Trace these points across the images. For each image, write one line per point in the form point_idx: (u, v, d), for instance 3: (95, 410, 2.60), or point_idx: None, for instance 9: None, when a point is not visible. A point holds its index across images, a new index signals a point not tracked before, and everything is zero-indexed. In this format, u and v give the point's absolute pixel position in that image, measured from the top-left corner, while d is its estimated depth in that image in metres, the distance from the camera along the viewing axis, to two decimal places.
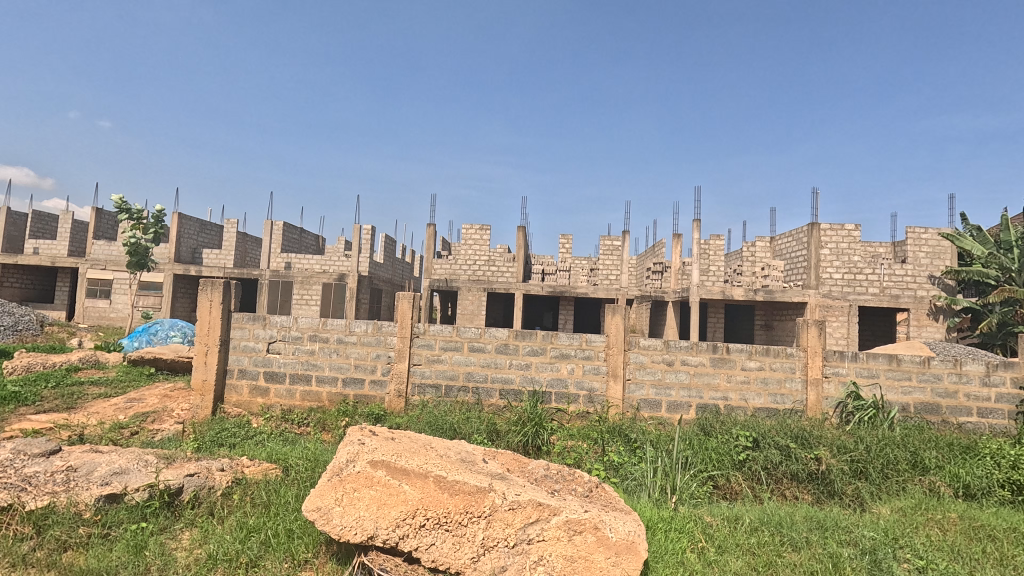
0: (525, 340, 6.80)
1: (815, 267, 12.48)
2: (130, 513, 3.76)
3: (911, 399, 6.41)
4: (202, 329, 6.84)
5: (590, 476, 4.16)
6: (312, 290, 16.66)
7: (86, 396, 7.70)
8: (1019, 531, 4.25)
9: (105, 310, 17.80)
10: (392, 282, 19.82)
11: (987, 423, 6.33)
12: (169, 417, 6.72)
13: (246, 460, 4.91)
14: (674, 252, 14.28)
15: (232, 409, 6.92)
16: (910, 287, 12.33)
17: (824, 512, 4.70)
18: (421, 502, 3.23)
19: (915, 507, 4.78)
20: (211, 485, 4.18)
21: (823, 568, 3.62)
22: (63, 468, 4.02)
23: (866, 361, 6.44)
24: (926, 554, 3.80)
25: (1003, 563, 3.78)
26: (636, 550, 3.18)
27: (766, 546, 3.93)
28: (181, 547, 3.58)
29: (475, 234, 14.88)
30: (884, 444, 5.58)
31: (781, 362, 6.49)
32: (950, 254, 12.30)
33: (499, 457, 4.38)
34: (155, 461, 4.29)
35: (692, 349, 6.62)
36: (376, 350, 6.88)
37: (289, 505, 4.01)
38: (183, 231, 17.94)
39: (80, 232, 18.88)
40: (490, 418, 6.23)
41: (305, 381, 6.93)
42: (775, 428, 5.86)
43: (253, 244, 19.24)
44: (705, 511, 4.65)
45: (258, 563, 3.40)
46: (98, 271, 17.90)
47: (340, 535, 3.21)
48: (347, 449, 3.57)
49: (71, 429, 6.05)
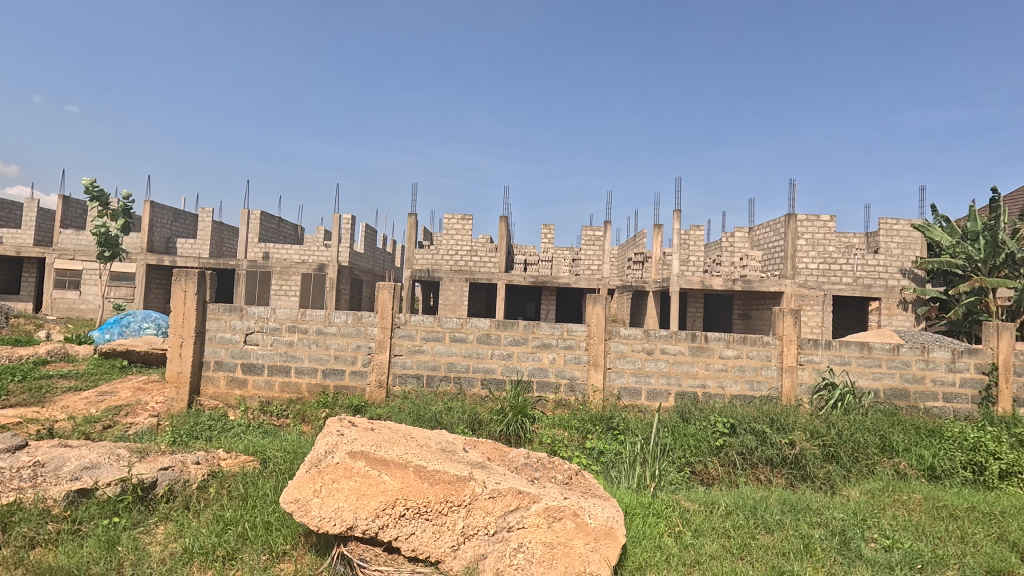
0: (507, 330, 6.80)
1: (792, 257, 12.72)
2: (101, 508, 3.67)
3: (881, 384, 6.60)
4: (177, 320, 6.67)
5: (570, 463, 4.18)
6: (291, 281, 16.44)
7: (54, 390, 7.47)
8: (980, 509, 4.43)
9: (75, 302, 17.27)
10: (373, 272, 19.63)
11: (952, 407, 6.56)
12: (143, 410, 6.56)
13: (221, 453, 4.81)
14: (655, 243, 14.39)
15: (208, 401, 6.80)
16: (882, 277, 12.71)
17: (797, 495, 4.83)
18: (400, 492, 3.22)
19: (882, 489, 4.95)
20: (187, 478, 4.12)
21: (796, 549, 3.72)
22: (30, 463, 3.89)
23: (839, 349, 6.60)
24: (892, 534, 3.95)
25: (964, 540, 3.94)
26: (616, 536, 3.24)
27: (741, 529, 4.02)
28: (155, 541, 3.53)
29: (457, 225, 14.76)
30: (854, 429, 5.74)
31: (758, 350, 6.62)
32: (920, 245, 12.73)
33: (479, 446, 4.39)
34: (126, 455, 4.20)
35: (671, 338, 6.70)
36: (356, 341, 6.81)
37: (267, 497, 3.97)
38: (155, 220, 17.42)
39: (46, 221, 18.21)
40: (472, 408, 6.22)
41: (284, 373, 6.84)
42: (751, 414, 6.00)
43: (229, 233, 18.81)
44: (683, 496, 4.74)
45: (235, 555, 3.38)
46: (67, 261, 17.33)
47: (319, 527, 3.18)
48: (326, 440, 3.54)
49: (39, 424, 5.88)
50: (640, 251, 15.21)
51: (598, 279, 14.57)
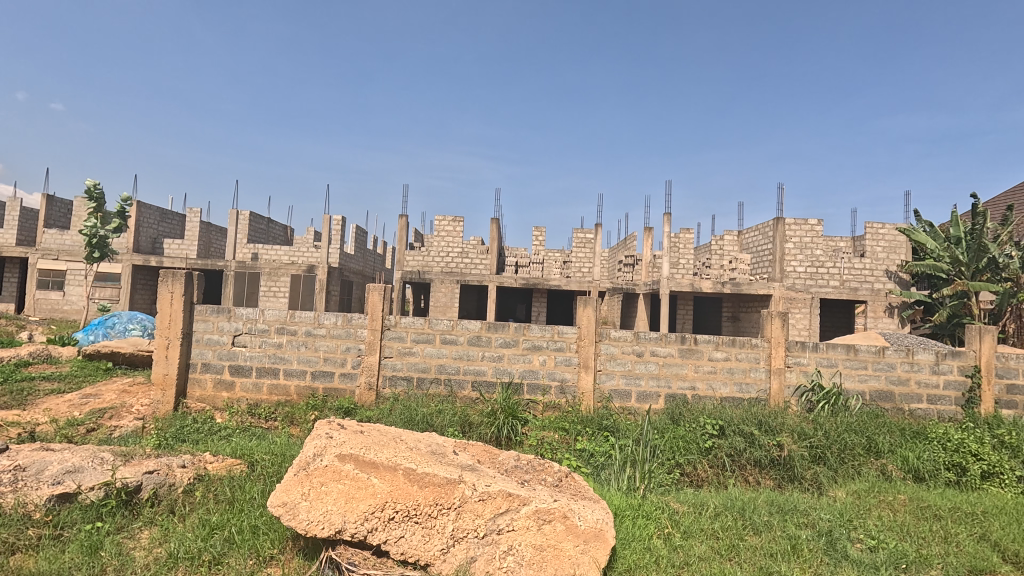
0: (497, 332, 6.80)
1: (780, 260, 12.85)
2: (84, 512, 3.61)
3: (867, 386, 6.68)
4: (163, 321, 6.59)
5: (560, 465, 4.19)
6: (280, 282, 16.27)
7: (37, 393, 7.33)
8: (963, 509, 4.49)
9: (58, 303, 16.99)
10: (363, 274, 19.53)
11: (936, 409, 6.65)
12: (128, 413, 6.45)
13: (208, 457, 4.74)
14: (646, 246, 14.46)
15: (194, 404, 6.71)
16: (868, 280, 12.89)
17: (785, 496, 4.89)
18: (390, 495, 3.20)
19: (868, 490, 5.01)
20: (172, 482, 4.05)
21: (783, 549, 3.75)
22: (10, 467, 3.82)
23: (826, 351, 6.67)
24: (878, 534, 4.00)
25: (947, 540, 4.00)
26: (605, 538, 3.24)
27: (730, 530, 4.06)
28: (139, 546, 3.47)
29: (448, 226, 14.72)
30: (841, 430, 5.81)
31: (747, 352, 6.68)
32: (904, 249, 12.96)
33: (470, 448, 4.38)
34: (111, 458, 4.14)
35: (661, 340, 6.74)
36: (346, 343, 6.77)
37: (254, 501, 3.93)
38: (142, 220, 17.20)
39: (29, 220, 17.89)
40: (463, 411, 6.20)
41: (272, 375, 6.77)
42: (740, 415, 6.04)
43: (217, 234, 18.61)
44: (673, 497, 4.77)
45: (222, 560, 3.34)
46: (51, 261, 17.06)
47: (307, 530, 3.15)
48: (315, 442, 3.51)
49: (21, 427, 5.77)
50: (630, 253, 15.30)
51: (588, 281, 14.57)
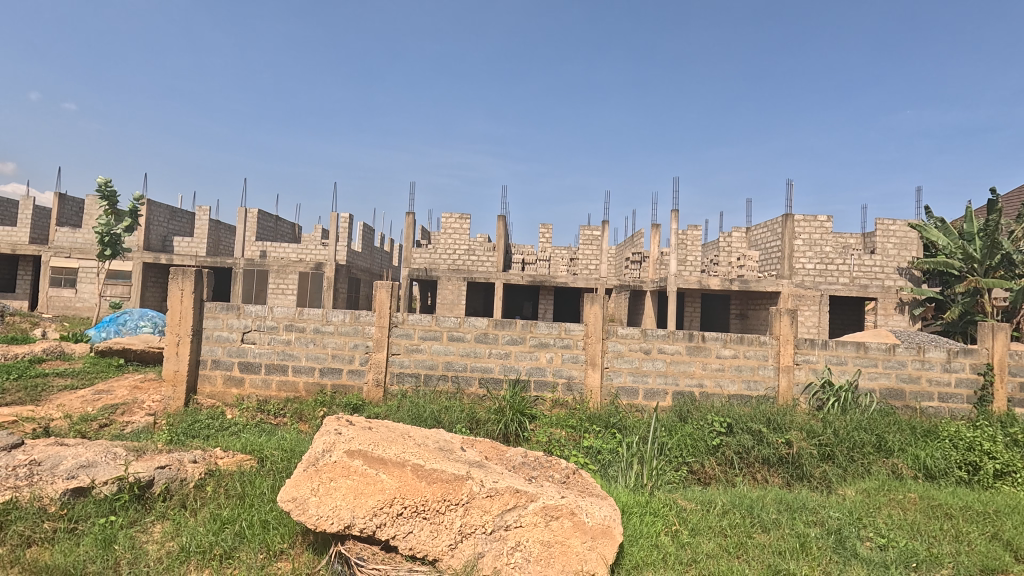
0: (504, 330, 6.80)
1: (789, 257, 12.76)
2: (98, 506, 3.67)
3: (877, 384, 6.63)
4: (173, 319, 6.65)
5: (567, 462, 4.17)
6: (289, 280, 16.37)
7: (50, 389, 7.44)
8: (974, 508, 4.46)
9: (70, 300, 17.21)
10: (370, 271, 19.62)
11: (948, 407, 6.59)
12: (139, 409, 6.53)
13: (218, 452, 4.80)
14: (653, 243, 14.42)
15: (205, 400, 6.79)
16: (878, 277, 12.77)
17: (794, 494, 4.86)
18: (399, 491, 3.22)
19: (878, 488, 4.98)
20: (184, 477, 4.10)
21: (792, 547, 3.73)
22: (25, 462, 3.87)
23: (835, 349, 6.63)
24: (887, 532, 3.98)
25: (958, 539, 3.97)
26: (612, 535, 3.27)
27: (737, 527, 4.04)
28: (152, 540, 3.52)
29: (455, 224, 14.75)
30: (851, 428, 5.77)
31: (755, 350, 6.64)
32: (916, 246, 12.82)
33: (477, 445, 4.39)
34: (123, 454, 4.19)
35: (669, 337, 6.72)
36: (354, 340, 6.80)
37: (264, 496, 3.96)
38: (153, 218, 17.40)
39: (42, 218, 18.13)
40: (470, 407, 6.20)
41: (281, 372, 6.83)
42: (748, 413, 6.01)
43: (226, 231, 18.76)
44: (680, 494, 4.76)
45: (233, 555, 3.38)
46: (63, 259, 17.26)
47: (317, 526, 3.17)
48: (323, 439, 3.54)
49: (36, 422, 5.87)
50: (637, 250, 15.28)
51: (595, 278, 14.50)
